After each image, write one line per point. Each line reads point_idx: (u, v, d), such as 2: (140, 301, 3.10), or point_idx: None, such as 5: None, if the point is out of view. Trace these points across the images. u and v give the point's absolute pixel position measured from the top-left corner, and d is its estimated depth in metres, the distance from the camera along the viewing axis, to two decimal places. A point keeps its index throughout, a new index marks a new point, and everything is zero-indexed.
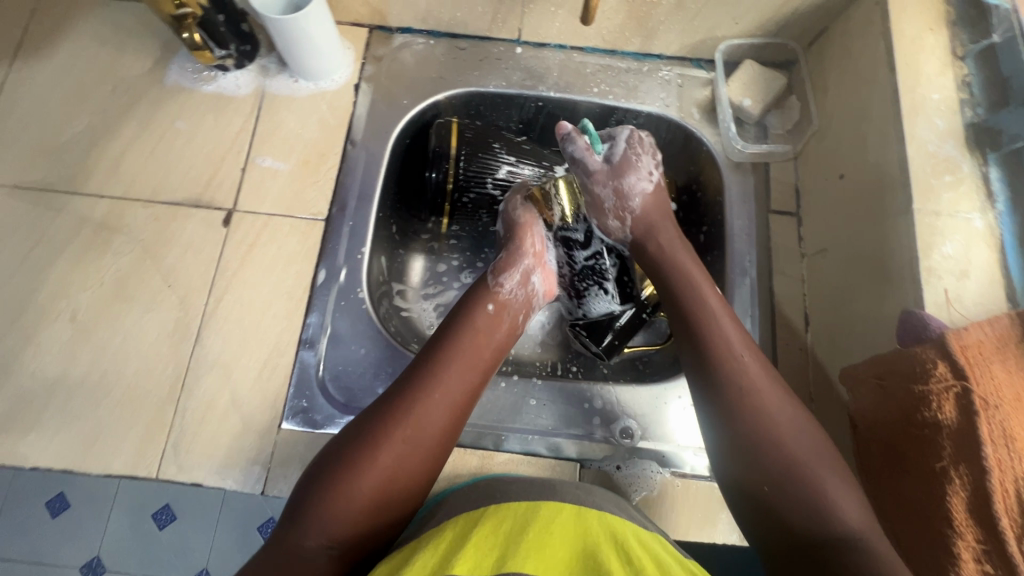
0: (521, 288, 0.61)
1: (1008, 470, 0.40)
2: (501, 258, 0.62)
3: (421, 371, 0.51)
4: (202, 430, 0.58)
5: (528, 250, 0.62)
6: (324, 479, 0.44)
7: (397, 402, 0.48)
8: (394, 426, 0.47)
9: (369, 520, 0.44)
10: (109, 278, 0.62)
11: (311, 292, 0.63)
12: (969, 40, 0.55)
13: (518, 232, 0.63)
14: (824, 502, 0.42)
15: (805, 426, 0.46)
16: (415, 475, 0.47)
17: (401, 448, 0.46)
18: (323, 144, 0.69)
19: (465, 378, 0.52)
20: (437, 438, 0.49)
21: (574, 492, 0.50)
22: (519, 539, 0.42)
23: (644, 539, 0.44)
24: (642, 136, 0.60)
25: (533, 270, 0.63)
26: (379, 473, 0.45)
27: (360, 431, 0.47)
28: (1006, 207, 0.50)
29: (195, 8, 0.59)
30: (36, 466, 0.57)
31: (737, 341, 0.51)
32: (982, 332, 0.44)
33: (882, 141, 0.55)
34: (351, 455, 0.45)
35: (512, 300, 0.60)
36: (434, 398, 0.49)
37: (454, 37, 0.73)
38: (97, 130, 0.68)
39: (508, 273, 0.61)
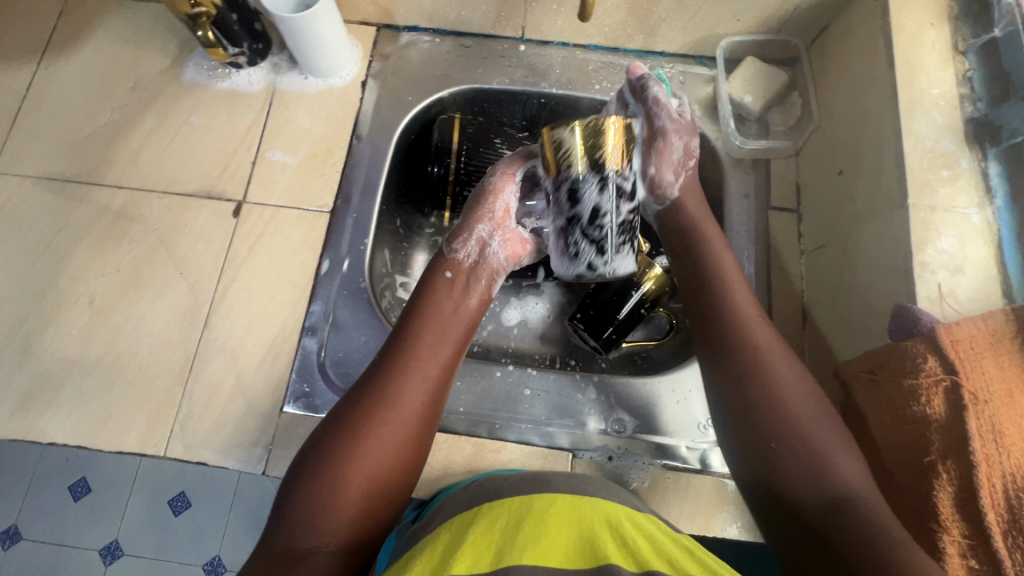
0: (480, 253, 0.59)
1: (996, 465, 0.40)
2: (458, 222, 0.61)
3: (396, 353, 0.52)
4: (208, 411, 0.60)
5: (487, 215, 0.59)
6: (314, 469, 0.46)
7: (376, 388, 0.50)
8: (375, 411, 0.48)
9: (365, 501, 0.46)
10: (124, 265, 0.65)
11: (316, 281, 0.65)
12: (970, 35, 0.54)
13: (481, 194, 0.60)
14: (818, 468, 0.44)
15: (805, 393, 0.48)
16: (406, 452, 0.49)
17: (385, 431, 0.48)
18: (330, 139, 0.71)
19: (443, 356, 0.53)
20: (421, 416, 0.50)
21: (566, 483, 0.50)
22: (516, 534, 0.43)
23: (638, 521, 0.46)
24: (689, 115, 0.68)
25: (494, 234, 0.60)
26: (366, 459, 0.47)
27: (343, 415, 0.48)
28: (1004, 203, 0.49)
29: (209, 8, 0.62)
30: (54, 442, 0.60)
31: (744, 311, 0.52)
32: (974, 327, 0.43)
33: (880, 136, 0.55)
34: (337, 443, 0.47)
35: (470, 265, 0.59)
36: (411, 379, 0.50)
37: (459, 35, 0.75)
38: (117, 124, 0.71)
39: (463, 238, 0.59)
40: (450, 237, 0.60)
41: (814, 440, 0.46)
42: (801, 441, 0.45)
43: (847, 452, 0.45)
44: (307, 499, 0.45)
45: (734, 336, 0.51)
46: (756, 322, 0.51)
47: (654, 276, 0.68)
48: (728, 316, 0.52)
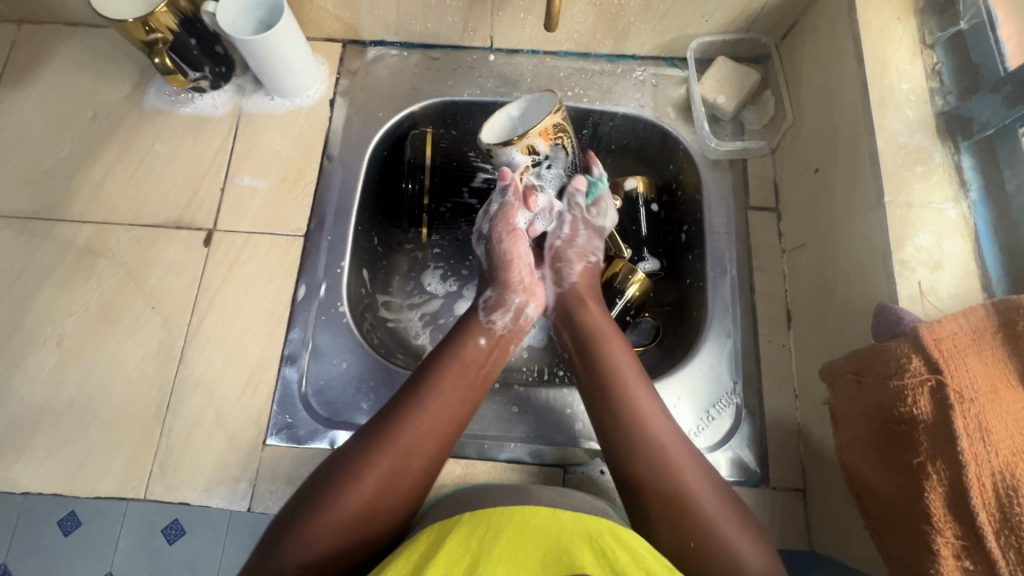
0: (514, 322, 0.62)
1: (985, 463, 0.39)
2: (489, 294, 0.63)
3: (416, 391, 0.52)
4: (188, 448, 0.58)
5: (517, 285, 0.64)
6: (306, 505, 0.45)
7: (390, 428, 0.49)
8: (382, 450, 0.48)
9: (354, 538, 0.45)
10: (93, 303, 0.63)
11: (293, 307, 0.64)
12: (937, 28, 0.54)
13: (506, 267, 0.64)
14: (733, 559, 0.44)
15: (707, 490, 0.48)
16: (407, 493, 0.48)
17: (388, 474, 0.47)
18: (300, 161, 0.69)
19: (460, 403, 0.53)
20: (427, 463, 0.49)
21: (550, 496, 0.49)
22: (493, 541, 0.41)
23: (619, 534, 0.44)
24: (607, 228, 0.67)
25: (527, 303, 0.63)
26: (365, 498, 0.46)
27: (364, 434, 0.50)
28: (979, 196, 0.49)
29: (166, 34, 0.60)
30: (27, 491, 0.57)
31: (641, 393, 0.54)
32: (956, 324, 0.43)
33: (853, 134, 0.54)
34: (340, 480, 0.47)
35: (506, 334, 0.61)
36: (424, 426, 0.50)
37: (427, 48, 0.74)
38: (78, 156, 0.69)
39: (499, 309, 0.62)
40: (485, 308, 0.62)
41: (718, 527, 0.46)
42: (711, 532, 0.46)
43: (750, 538, 0.46)
44: (294, 530, 0.44)
45: (633, 425, 0.52)
46: (663, 416, 0.53)
47: (637, 283, 0.67)
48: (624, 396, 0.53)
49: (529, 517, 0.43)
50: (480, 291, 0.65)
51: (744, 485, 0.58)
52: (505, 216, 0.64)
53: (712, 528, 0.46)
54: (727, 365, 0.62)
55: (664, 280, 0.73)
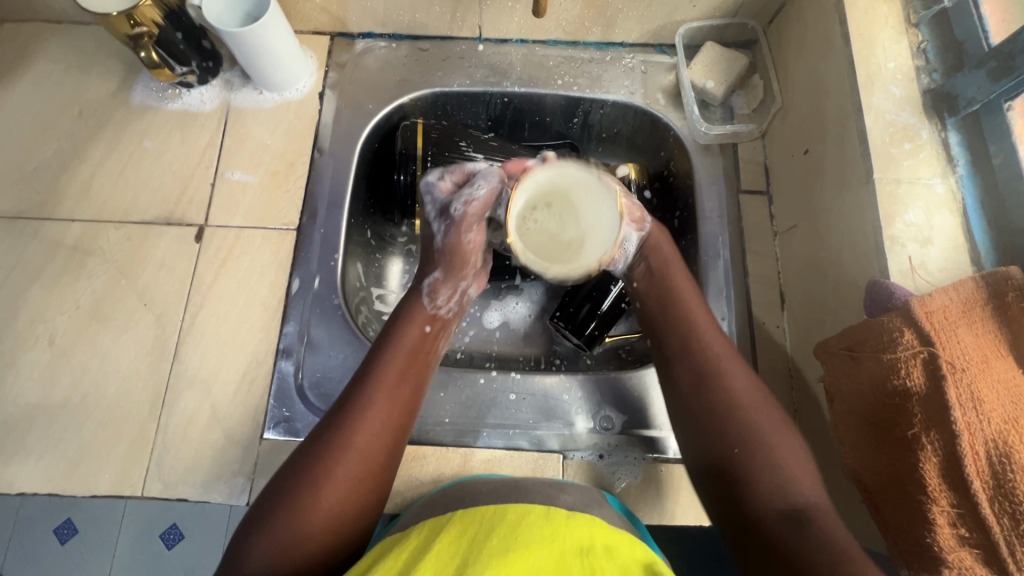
0: (458, 305, 0.60)
1: (977, 432, 0.40)
2: (435, 275, 0.59)
3: (358, 396, 0.49)
4: (185, 445, 0.58)
5: (470, 271, 0.60)
6: (274, 505, 0.45)
7: (338, 434, 0.47)
8: (336, 463, 0.46)
9: (326, 546, 0.44)
10: (84, 301, 0.63)
11: (286, 301, 0.63)
12: (921, 7, 0.55)
13: (461, 253, 0.59)
14: (780, 476, 0.46)
15: (760, 402, 0.50)
16: (368, 490, 0.47)
17: (346, 482, 0.46)
18: (291, 154, 0.69)
19: (408, 394, 0.52)
20: (382, 462, 0.48)
21: (544, 491, 0.50)
22: (486, 541, 0.41)
23: (612, 546, 0.42)
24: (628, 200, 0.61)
25: (471, 285, 0.61)
26: (327, 511, 0.45)
27: (313, 443, 0.47)
28: (966, 171, 0.50)
29: (151, 27, 0.60)
30: (22, 491, 0.57)
31: (704, 319, 0.55)
32: (947, 297, 0.44)
33: (842, 114, 0.55)
34: (300, 494, 0.45)
35: (449, 318, 0.59)
36: (377, 421, 0.49)
37: (415, 39, 0.74)
38: (65, 154, 0.68)
39: (444, 292, 0.59)
40: (427, 290, 0.58)
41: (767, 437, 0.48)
42: (759, 440, 0.47)
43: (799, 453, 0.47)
44: (262, 542, 0.43)
45: (692, 342, 0.53)
46: (719, 336, 0.54)
47: None
48: (688, 316, 0.55)
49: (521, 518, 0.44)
50: (422, 269, 0.60)
51: None
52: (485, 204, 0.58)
53: (763, 432, 0.48)
54: None
55: None
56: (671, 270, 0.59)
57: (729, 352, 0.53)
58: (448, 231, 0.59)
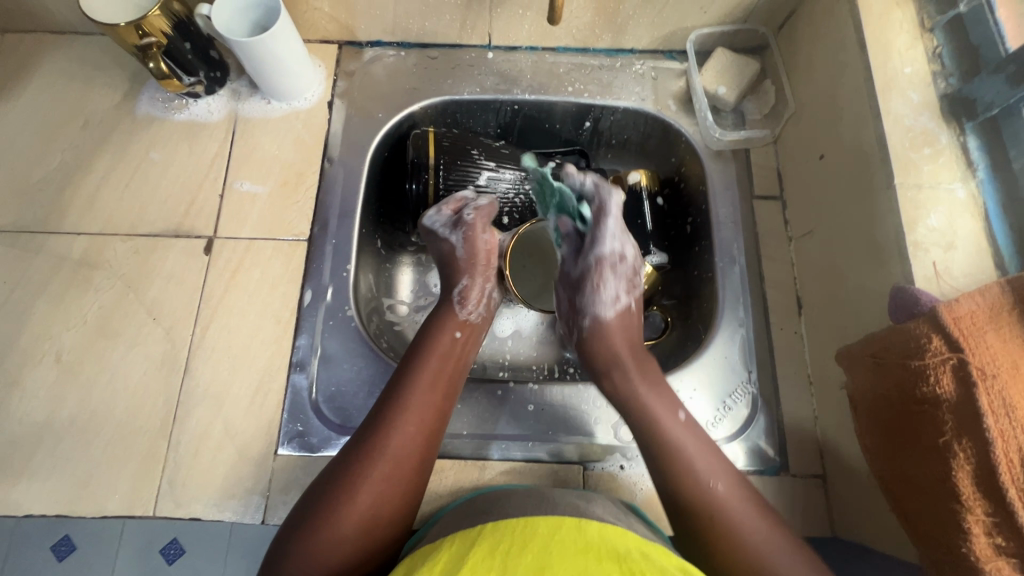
0: (487, 310, 0.62)
1: (1012, 439, 0.39)
2: (463, 282, 0.61)
3: (393, 403, 0.51)
4: (197, 462, 0.57)
5: (489, 274, 0.63)
6: (309, 516, 0.46)
7: (375, 443, 0.49)
8: (370, 468, 0.48)
9: (361, 551, 0.46)
10: (92, 316, 0.61)
11: (299, 313, 0.62)
12: (935, 12, 0.55)
13: (479, 258, 0.62)
14: None
15: (775, 540, 0.47)
16: (398, 504, 0.48)
17: (379, 487, 0.47)
18: (301, 164, 0.68)
19: (440, 402, 0.53)
20: (416, 466, 0.49)
21: (574, 502, 0.49)
22: (518, 558, 0.40)
23: (649, 554, 0.42)
24: (623, 262, 0.60)
25: (495, 288, 0.63)
26: (360, 515, 0.46)
27: (349, 451, 0.49)
28: (986, 175, 0.50)
29: (160, 37, 0.59)
30: (29, 513, 0.55)
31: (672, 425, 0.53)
32: (973, 302, 0.43)
33: (859, 119, 0.55)
34: (332, 502, 0.46)
35: (479, 324, 0.61)
36: (410, 429, 0.50)
37: (424, 47, 0.73)
38: (71, 167, 0.67)
39: (473, 297, 0.61)
40: (458, 298, 0.61)
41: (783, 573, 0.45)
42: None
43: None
44: (293, 554, 0.44)
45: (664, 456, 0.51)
46: (693, 442, 0.52)
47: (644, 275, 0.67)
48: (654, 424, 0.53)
49: (552, 531, 0.43)
50: (447, 281, 0.62)
51: (764, 474, 0.58)
52: (490, 213, 0.64)
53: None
54: (739, 354, 0.62)
55: (673, 273, 0.73)
56: (644, 398, 0.54)
57: (734, 491, 0.49)
58: (467, 237, 0.62)
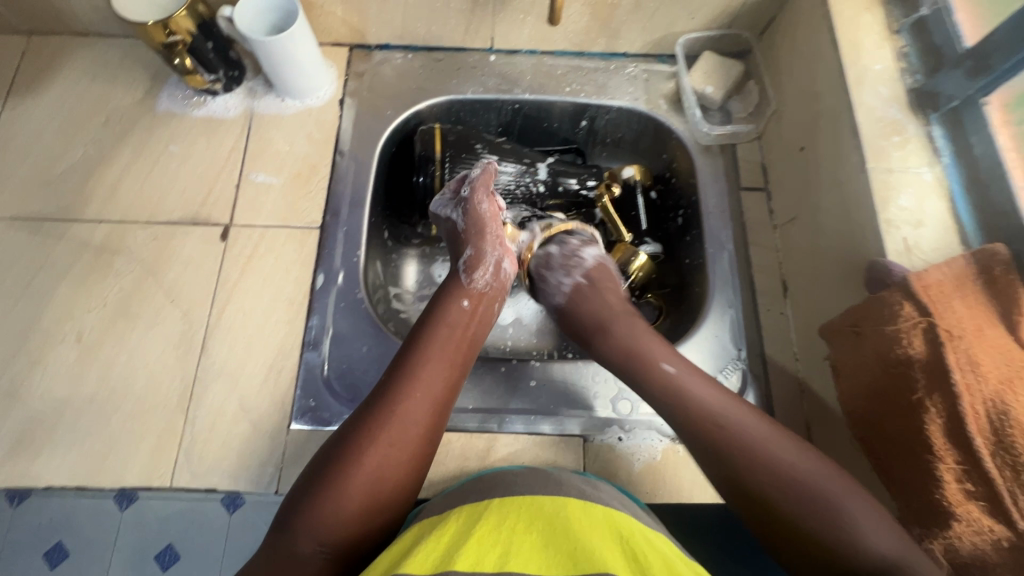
0: (495, 279, 0.64)
1: (977, 392, 0.43)
2: (468, 252, 0.64)
3: (405, 370, 0.53)
4: (213, 435, 0.59)
5: (494, 241, 0.65)
6: (322, 476, 0.48)
7: (385, 406, 0.51)
8: (380, 430, 0.50)
9: (370, 510, 0.48)
10: (112, 298, 0.64)
11: (311, 296, 0.65)
12: (901, 16, 0.61)
13: (483, 225, 0.65)
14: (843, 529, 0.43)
15: (819, 473, 0.46)
16: (406, 466, 0.50)
17: (387, 449, 0.49)
18: (314, 157, 0.72)
19: (448, 369, 0.55)
20: (424, 431, 0.52)
21: (580, 486, 0.51)
22: (522, 533, 0.43)
23: (652, 540, 0.44)
24: (547, 253, 0.68)
25: (504, 257, 0.65)
26: (368, 476, 0.48)
27: (360, 416, 0.51)
28: (950, 160, 0.54)
29: (185, 35, 0.63)
30: (49, 485, 0.57)
31: (665, 361, 0.56)
32: (941, 272, 0.47)
33: (835, 111, 0.59)
34: (343, 462, 0.48)
35: (489, 292, 0.62)
36: (418, 393, 0.52)
37: (430, 50, 0.77)
38: (93, 159, 0.70)
39: (480, 266, 0.63)
40: (465, 268, 0.63)
41: (819, 496, 0.45)
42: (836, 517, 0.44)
43: (864, 505, 0.44)
44: (307, 511, 0.46)
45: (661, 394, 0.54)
46: (695, 379, 0.54)
47: (639, 265, 0.72)
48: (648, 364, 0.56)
49: (555, 513, 0.45)
50: (457, 253, 0.66)
51: None
52: (485, 181, 0.66)
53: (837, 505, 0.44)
54: (730, 334, 0.65)
55: (665, 263, 0.77)
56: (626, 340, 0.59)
57: (768, 429, 0.50)
58: (465, 212, 0.66)
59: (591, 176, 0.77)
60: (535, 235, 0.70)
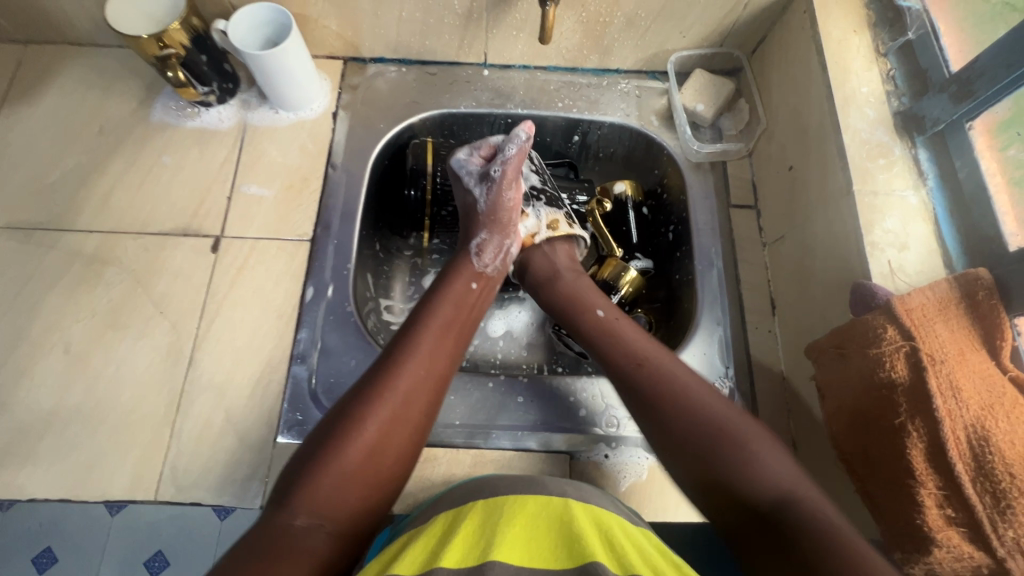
0: (502, 264, 0.65)
1: (958, 418, 0.43)
2: (481, 236, 0.64)
3: (406, 345, 0.54)
4: (199, 448, 0.59)
5: (513, 227, 0.65)
6: (320, 450, 0.48)
7: (386, 382, 0.51)
8: (383, 405, 0.50)
9: (368, 486, 0.48)
10: (101, 309, 0.64)
11: (301, 308, 0.65)
12: (888, 39, 0.62)
13: (504, 211, 0.64)
14: (750, 466, 0.47)
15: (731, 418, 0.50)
16: (408, 444, 0.51)
17: (388, 424, 0.50)
18: (306, 170, 0.72)
19: (451, 348, 0.57)
20: (427, 406, 0.52)
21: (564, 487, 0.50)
22: (503, 527, 0.44)
23: (631, 533, 0.46)
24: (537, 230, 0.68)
25: (514, 243, 0.66)
26: (368, 448, 0.48)
27: (359, 392, 0.51)
28: (935, 184, 0.55)
29: (178, 49, 0.63)
30: (33, 497, 0.57)
31: (653, 351, 0.56)
32: (924, 296, 0.48)
33: (821, 133, 0.60)
34: (344, 434, 0.48)
35: (494, 275, 0.65)
36: (422, 369, 0.53)
37: (424, 64, 0.78)
38: (86, 168, 0.70)
39: (491, 248, 0.64)
40: (476, 251, 0.64)
41: (738, 443, 0.49)
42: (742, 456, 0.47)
43: (773, 450, 0.48)
44: (306, 487, 0.46)
45: (651, 376, 0.54)
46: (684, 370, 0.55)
47: (629, 279, 0.71)
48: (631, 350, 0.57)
49: (537, 510, 0.46)
50: (466, 233, 0.66)
51: None
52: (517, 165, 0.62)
53: (744, 442, 0.48)
54: (718, 351, 0.65)
55: (655, 278, 0.78)
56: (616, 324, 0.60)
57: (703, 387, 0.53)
58: (490, 194, 0.64)
59: (583, 191, 0.77)
60: (540, 223, 0.68)
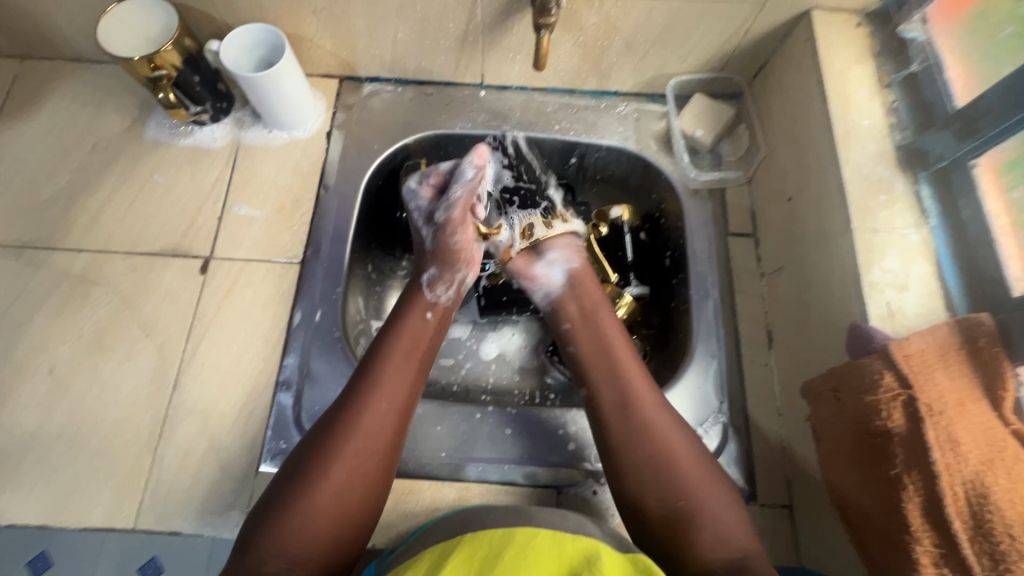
0: (456, 294, 0.63)
1: (956, 473, 0.42)
2: (431, 271, 0.63)
3: (367, 378, 0.53)
4: (181, 475, 0.58)
5: (463, 261, 0.64)
6: (285, 492, 0.47)
7: (347, 417, 0.50)
8: (346, 440, 0.49)
9: (337, 522, 0.47)
10: (87, 330, 0.63)
11: (288, 333, 0.64)
12: (892, 70, 0.61)
13: (453, 248, 0.63)
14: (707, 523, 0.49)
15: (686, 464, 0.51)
16: (375, 478, 0.49)
17: (352, 462, 0.48)
18: (298, 190, 0.71)
19: (413, 378, 0.55)
20: (390, 436, 0.51)
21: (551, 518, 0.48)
22: (495, 565, 0.41)
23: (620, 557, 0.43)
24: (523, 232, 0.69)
25: (467, 272, 0.64)
26: (334, 487, 0.47)
27: (320, 429, 0.50)
28: (938, 222, 0.53)
29: (170, 70, 0.63)
30: (12, 523, 0.56)
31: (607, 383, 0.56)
32: (923, 341, 0.46)
33: (820, 165, 0.59)
34: (308, 474, 0.48)
35: (449, 305, 0.63)
36: (383, 402, 0.51)
37: (420, 83, 0.77)
38: (77, 186, 0.70)
39: (443, 283, 0.63)
40: (428, 284, 0.62)
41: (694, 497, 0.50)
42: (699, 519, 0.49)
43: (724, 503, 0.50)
44: (273, 531, 0.45)
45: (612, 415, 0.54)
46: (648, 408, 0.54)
47: (624, 304, 0.71)
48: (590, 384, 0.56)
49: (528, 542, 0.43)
50: (418, 266, 0.64)
51: None
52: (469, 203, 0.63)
53: (695, 496, 0.50)
54: (712, 385, 0.63)
55: (651, 304, 0.75)
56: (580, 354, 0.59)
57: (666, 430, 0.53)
58: (437, 232, 0.63)
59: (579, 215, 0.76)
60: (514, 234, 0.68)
